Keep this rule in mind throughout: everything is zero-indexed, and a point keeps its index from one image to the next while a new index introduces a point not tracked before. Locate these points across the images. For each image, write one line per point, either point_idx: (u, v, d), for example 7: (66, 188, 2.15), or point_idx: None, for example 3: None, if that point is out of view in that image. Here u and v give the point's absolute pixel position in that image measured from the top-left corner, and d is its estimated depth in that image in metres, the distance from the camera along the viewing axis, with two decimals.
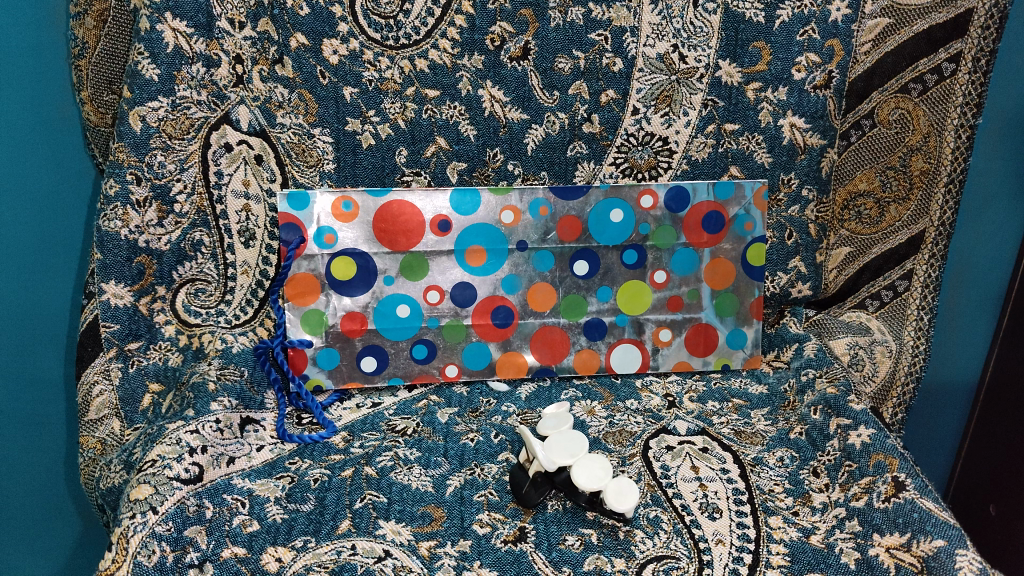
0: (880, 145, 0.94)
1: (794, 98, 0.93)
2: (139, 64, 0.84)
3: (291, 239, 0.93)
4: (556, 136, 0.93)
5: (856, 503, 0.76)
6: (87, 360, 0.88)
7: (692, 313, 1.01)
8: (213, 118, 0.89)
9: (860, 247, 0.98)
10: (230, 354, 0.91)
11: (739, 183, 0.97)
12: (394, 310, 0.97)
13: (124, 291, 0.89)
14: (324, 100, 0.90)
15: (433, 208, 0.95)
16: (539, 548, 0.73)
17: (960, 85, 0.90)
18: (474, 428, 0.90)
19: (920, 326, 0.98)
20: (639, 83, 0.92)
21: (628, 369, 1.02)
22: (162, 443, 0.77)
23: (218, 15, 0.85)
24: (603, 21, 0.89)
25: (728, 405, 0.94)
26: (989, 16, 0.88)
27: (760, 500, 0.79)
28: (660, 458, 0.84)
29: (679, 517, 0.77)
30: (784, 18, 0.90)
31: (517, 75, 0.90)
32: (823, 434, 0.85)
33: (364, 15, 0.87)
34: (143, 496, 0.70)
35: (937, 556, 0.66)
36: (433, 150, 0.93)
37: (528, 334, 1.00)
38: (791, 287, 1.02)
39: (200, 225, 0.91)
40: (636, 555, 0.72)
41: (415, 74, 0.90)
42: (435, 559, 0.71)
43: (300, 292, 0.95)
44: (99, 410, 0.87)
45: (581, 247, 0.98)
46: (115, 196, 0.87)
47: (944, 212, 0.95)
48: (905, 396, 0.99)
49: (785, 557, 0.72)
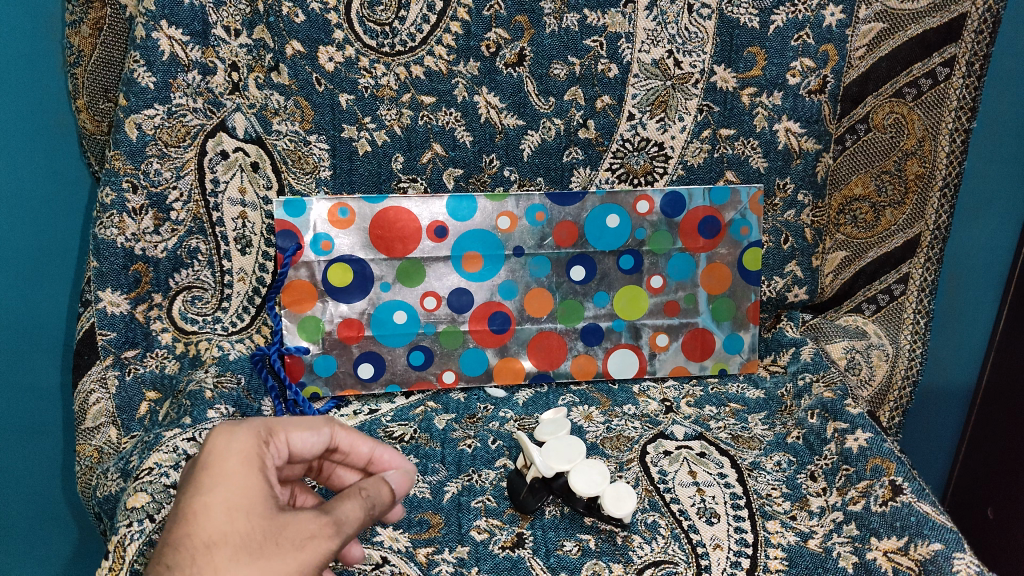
0: (874, 150, 0.95)
1: (789, 104, 0.93)
2: (135, 72, 0.84)
3: (287, 246, 0.93)
4: (552, 142, 0.94)
5: (853, 507, 0.76)
6: (84, 368, 0.87)
7: (689, 317, 1.01)
8: (209, 125, 0.89)
9: (856, 251, 0.99)
10: (227, 361, 0.91)
11: (734, 188, 0.97)
12: (392, 317, 0.97)
13: (120, 299, 0.89)
14: (320, 107, 0.90)
15: (430, 214, 0.95)
16: (537, 554, 0.74)
17: (954, 90, 0.91)
18: (472, 433, 0.90)
19: (917, 329, 0.99)
20: (634, 89, 0.92)
21: (624, 374, 1.01)
22: (159, 452, 0.76)
23: (213, 23, 0.86)
24: (598, 27, 0.89)
25: (725, 409, 0.94)
26: (983, 20, 0.88)
27: (757, 505, 0.79)
28: (658, 462, 0.85)
29: (676, 522, 0.78)
30: (778, 22, 0.90)
31: (512, 80, 0.91)
32: (820, 438, 0.85)
33: (359, 22, 0.87)
34: (140, 504, 0.70)
35: (935, 560, 0.66)
36: (429, 157, 0.93)
37: (526, 340, 0.99)
38: (788, 292, 1.02)
39: (197, 232, 0.92)
40: (633, 560, 0.73)
41: (410, 81, 0.90)
42: (432, 565, 0.73)
43: (297, 299, 0.94)
44: (96, 418, 0.86)
45: (578, 252, 0.98)
46: (111, 204, 0.87)
47: (939, 216, 0.95)
48: (901, 400, 0.99)
49: (783, 561, 0.73)
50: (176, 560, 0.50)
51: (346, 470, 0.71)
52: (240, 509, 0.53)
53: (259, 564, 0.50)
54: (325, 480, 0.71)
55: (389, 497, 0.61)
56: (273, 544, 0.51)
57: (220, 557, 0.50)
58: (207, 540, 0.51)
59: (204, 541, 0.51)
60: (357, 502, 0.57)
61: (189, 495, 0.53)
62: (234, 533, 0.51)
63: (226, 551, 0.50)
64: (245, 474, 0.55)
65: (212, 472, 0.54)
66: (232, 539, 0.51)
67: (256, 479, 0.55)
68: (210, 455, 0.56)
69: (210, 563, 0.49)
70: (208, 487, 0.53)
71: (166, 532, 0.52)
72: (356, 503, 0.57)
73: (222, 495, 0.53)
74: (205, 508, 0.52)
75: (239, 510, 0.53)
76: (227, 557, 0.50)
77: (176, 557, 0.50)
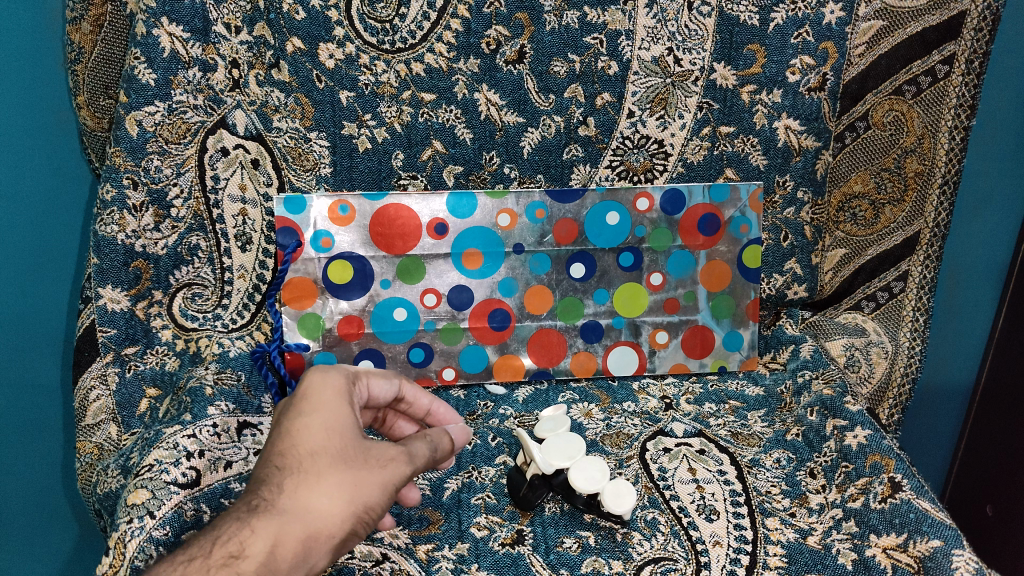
0: (874, 148, 0.95)
1: (789, 101, 0.93)
2: (136, 69, 0.84)
3: (288, 243, 0.93)
4: (552, 139, 0.94)
5: (853, 504, 0.77)
6: (85, 365, 0.88)
7: (688, 314, 1.01)
8: (209, 123, 0.89)
9: (856, 248, 0.99)
10: (227, 358, 0.91)
11: (734, 185, 0.97)
12: (392, 314, 0.97)
13: (121, 296, 0.89)
14: (321, 104, 0.90)
15: (430, 211, 0.95)
16: (537, 551, 0.75)
17: (954, 87, 0.91)
18: (472, 431, 0.90)
19: (916, 327, 0.98)
20: (634, 86, 0.92)
21: (625, 371, 1.01)
22: (159, 448, 0.76)
23: (214, 20, 0.86)
24: (598, 24, 0.90)
25: (725, 406, 0.94)
26: (983, 17, 0.88)
27: (757, 502, 0.80)
28: (658, 460, 0.85)
29: (676, 519, 0.78)
30: (778, 20, 0.90)
31: (513, 78, 0.91)
32: (820, 435, 0.86)
33: (359, 19, 0.88)
34: (140, 500, 0.71)
35: (934, 556, 0.67)
36: (429, 154, 0.93)
37: (526, 337, 1.00)
38: (787, 289, 1.01)
39: (197, 229, 0.92)
40: (633, 556, 0.74)
41: (410, 78, 0.90)
42: (432, 561, 0.73)
43: (297, 296, 0.95)
44: (97, 415, 0.86)
45: (578, 249, 0.98)
46: (112, 201, 0.87)
47: (939, 213, 0.96)
48: (901, 398, 0.99)
49: (782, 558, 0.74)
50: (285, 463, 0.60)
51: (407, 422, 0.82)
52: (335, 430, 0.62)
53: (352, 471, 0.61)
54: (386, 430, 0.81)
55: (449, 446, 0.70)
56: (363, 458, 0.62)
57: (322, 463, 0.60)
58: (311, 449, 0.61)
59: (306, 450, 0.61)
60: (425, 443, 0.67)
61: (292, 415, 0.63)
62: (332, 446, 0.61)
63: (326, 459, 0.60)
64: (337, 404, 0.64)
65: (312, 399, 0.64)
66: (330, 450, 0.61)
67: (347, 408, 0.65)
68: (307, 387, 0.65)
69: (313, 466, 0.60)
70: (308, 411, 0.63)
71: (273, 439, 0.62)
72: (423, 443, 0.67)
73: (321, 418, 0.63)
74: (306, 426, 0.62)
75: (335, 431, 0.62)
76: (327, 464, 0.60)
77: (286, 458, 0.60)
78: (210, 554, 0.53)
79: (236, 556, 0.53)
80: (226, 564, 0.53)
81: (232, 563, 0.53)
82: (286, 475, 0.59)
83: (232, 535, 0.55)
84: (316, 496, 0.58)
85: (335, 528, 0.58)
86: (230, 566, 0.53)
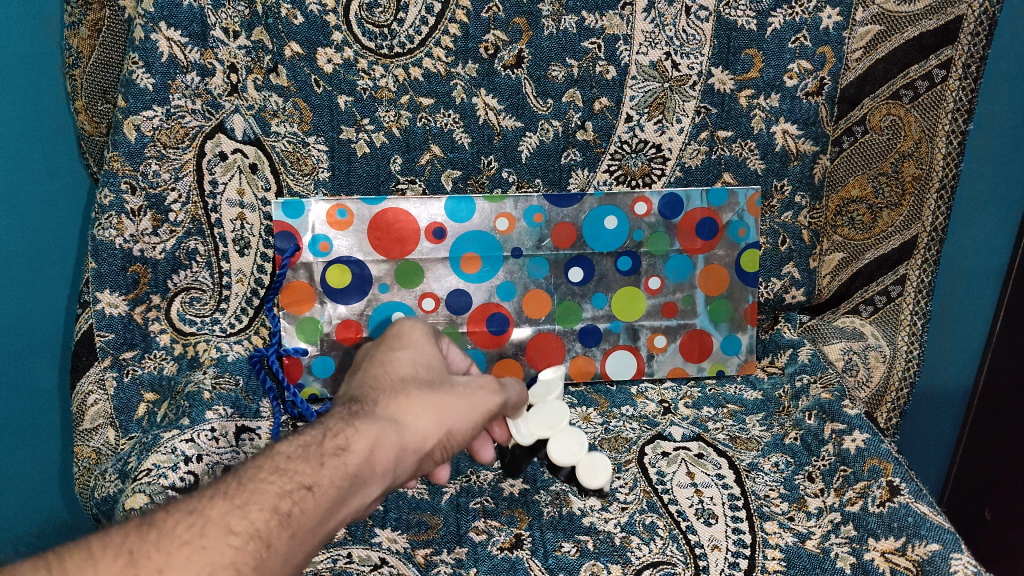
0: (871, 152, 0.95)
1: (787, 105, 0.93)
2: (134, 73, 0.84)
3: (285, 247, 0.93)
4: (550, 144, 0.94)
5: (851, 507, 0.77)
6: (82, 369, 0.87)
7: (686, 318, 1.01)
8: (208, 127, 0.89)
9: (854, 252, 0.99)
10: (225, 363, 0.92)
11: (732, 190, 0.97)
12: (389, 318, 0.96)
13: (119, 300, 0.88)
14: (319, 109, 0.90)
15: (429, 216, 0.95)
16: (536, 555, 0.75)
17: (951, 92, 0.91)
18: None
19: (914, 331, 0.99)
20: (632, 91, 0.92)
21: (623, 375, 1.01)
22: (157, 453, 0.77)
23: (212, 24, 0.86)
24: (596, 29, 0.90)
25: (723, 410, 0.94)
26: (979, 23, 0.89)
27: (755, 506, 0.80)
28: (656, 464, 0.85)
29: (675, 523, 0.78)
30: (776, 25, 0.90)
31: (511, 83, 0.91)
32: (817, 439, 0.86)
33: (358, 24, 0.88)
34: (137, 506, 0.70)
35: (932, 560, 0.67)
36: (427, 158, 0.93)
37: (524, 341, 0.99)
38: (784, 293, 1.02)
39: (195, 233, 0.92)
40: (632, 561, 0.74)
41: (409, 82, 0.90)
42: (431, 566, 0.73)
43: (295, 300, 0.95)
44: (94, 419, 0.86)
45: (576, 253, 0.98)
46: (110, 205, 0.87)
47: (936, 217, 0.96)
48: (899, 401, 0.99)
49: (780, 562, 0.74)
50: (379, 384, 0.63)
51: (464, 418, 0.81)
52: (423, 365, 0.66)
53: (440, 396, 0.62)
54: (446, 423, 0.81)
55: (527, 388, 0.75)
56: (449, 387, 0.64)
57: (412, 387, 0.62)
58: (403, 376, 0.64)
59: (398, 377, 0.64)
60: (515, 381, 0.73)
61: (385, 350, 0.68)
62: (421, 376, 0.64)
63: (415, 386, 0.63)
64: (426, 345, 0.68)
65: (403, 339, 0.68)
66: (419, 378, 0.64)
67: (435, 352, 0.68)
68: (399, 327, 0.70)
69: (404, 389, 0.62)
70: (401, 348, 0.67)
71: (368, 366, 0.66)
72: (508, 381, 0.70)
73: (411, 354, 0.67)
74: (399, 359, 0.66)
75: (424, 365, 0.66)
76: (416, 389, 0.62)
77: (379, 380, 0.63)
78: (321, 444, 0.55)
79: (343, 450, 0.55)
80: (335, 455, 0.54)
81: (340, 454, 0.54)
82: (379, 393, 0.61)
83: (337, 432, 0.56)
84: (408, 414, 0.60)
85: (423, 444, 0.60)
86: (338, 457, 0.54)
